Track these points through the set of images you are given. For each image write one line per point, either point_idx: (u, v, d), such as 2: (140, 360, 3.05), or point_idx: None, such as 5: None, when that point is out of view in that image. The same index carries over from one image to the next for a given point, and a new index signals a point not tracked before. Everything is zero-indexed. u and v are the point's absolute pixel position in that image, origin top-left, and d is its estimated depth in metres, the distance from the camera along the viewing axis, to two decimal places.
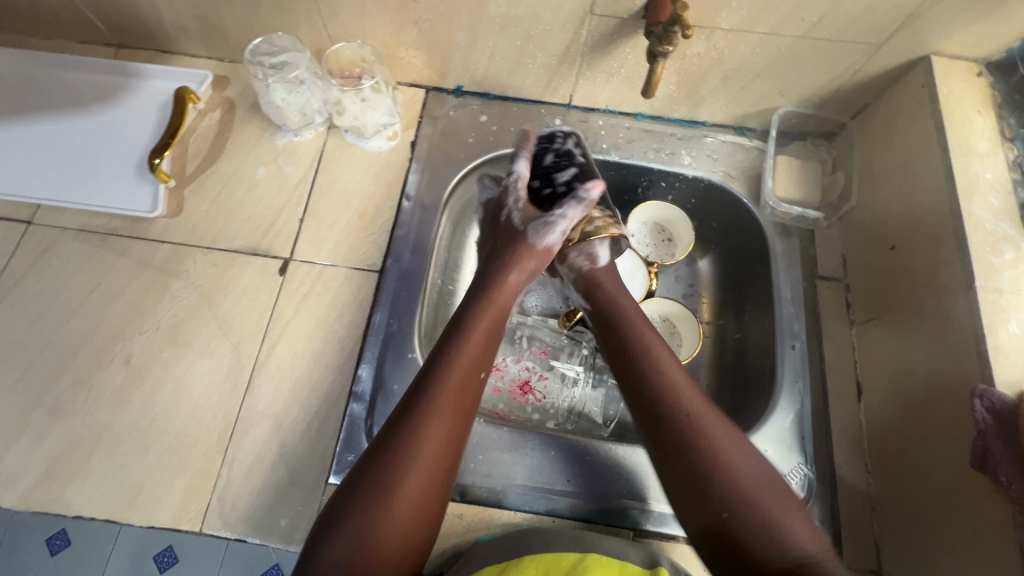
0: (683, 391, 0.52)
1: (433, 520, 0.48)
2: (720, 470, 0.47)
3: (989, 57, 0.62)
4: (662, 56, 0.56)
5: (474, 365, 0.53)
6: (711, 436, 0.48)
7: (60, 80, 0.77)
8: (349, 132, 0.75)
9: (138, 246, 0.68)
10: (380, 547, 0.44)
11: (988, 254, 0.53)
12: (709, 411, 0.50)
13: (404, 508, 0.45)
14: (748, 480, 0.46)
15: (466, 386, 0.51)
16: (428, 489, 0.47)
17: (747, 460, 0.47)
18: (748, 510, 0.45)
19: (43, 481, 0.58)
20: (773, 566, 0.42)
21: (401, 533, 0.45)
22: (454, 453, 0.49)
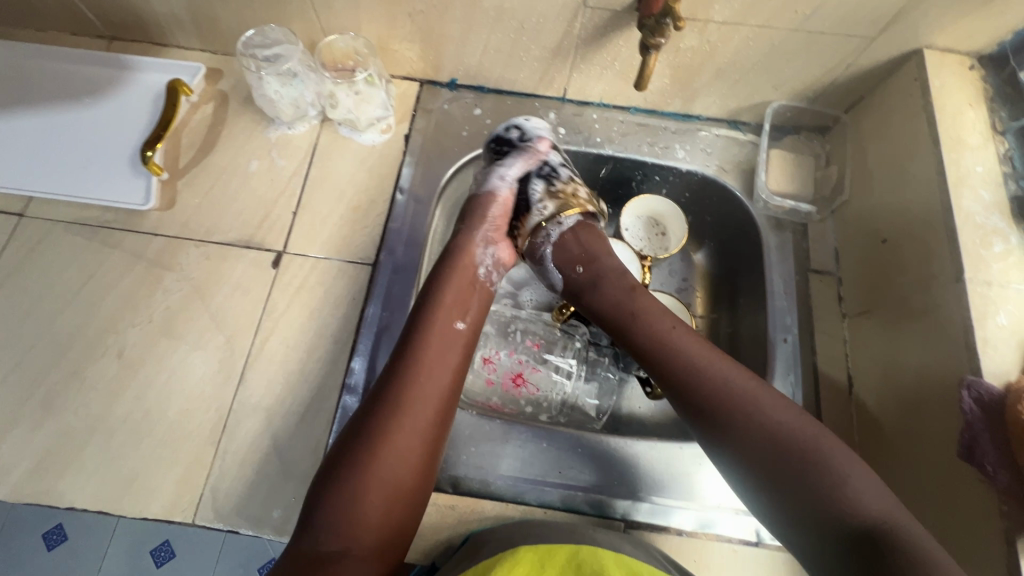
0: (708, 366, 0.53)
1: (424, 480, 0.51)
2: (768, 440, 0.49)
3: (981, 51, 0.62)
4: (655, 49, 0.56)
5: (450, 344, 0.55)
6: (750, 409, 0.50)
7: (53, 72, 0.76)
8: (343, 125, 0.75)
9: (131, 238, 0.68)
10: (368, 503, 0.47)
11: (978, 246, 0.53)
12: (750, 391, 0.51)
13: (390, 467, 0.48)
14: (802, 445, 0.48)
15: (444, 353, 0.54)
16: (414, 450, 0.50)
17: (792, 424, 0.49)
18: (809, 474, 0.47)
19: (36, 473, 0.58)
20: (848, 529, 0.45)
21: (385, 492, 0.48)
22: (441, 417, 0.52)
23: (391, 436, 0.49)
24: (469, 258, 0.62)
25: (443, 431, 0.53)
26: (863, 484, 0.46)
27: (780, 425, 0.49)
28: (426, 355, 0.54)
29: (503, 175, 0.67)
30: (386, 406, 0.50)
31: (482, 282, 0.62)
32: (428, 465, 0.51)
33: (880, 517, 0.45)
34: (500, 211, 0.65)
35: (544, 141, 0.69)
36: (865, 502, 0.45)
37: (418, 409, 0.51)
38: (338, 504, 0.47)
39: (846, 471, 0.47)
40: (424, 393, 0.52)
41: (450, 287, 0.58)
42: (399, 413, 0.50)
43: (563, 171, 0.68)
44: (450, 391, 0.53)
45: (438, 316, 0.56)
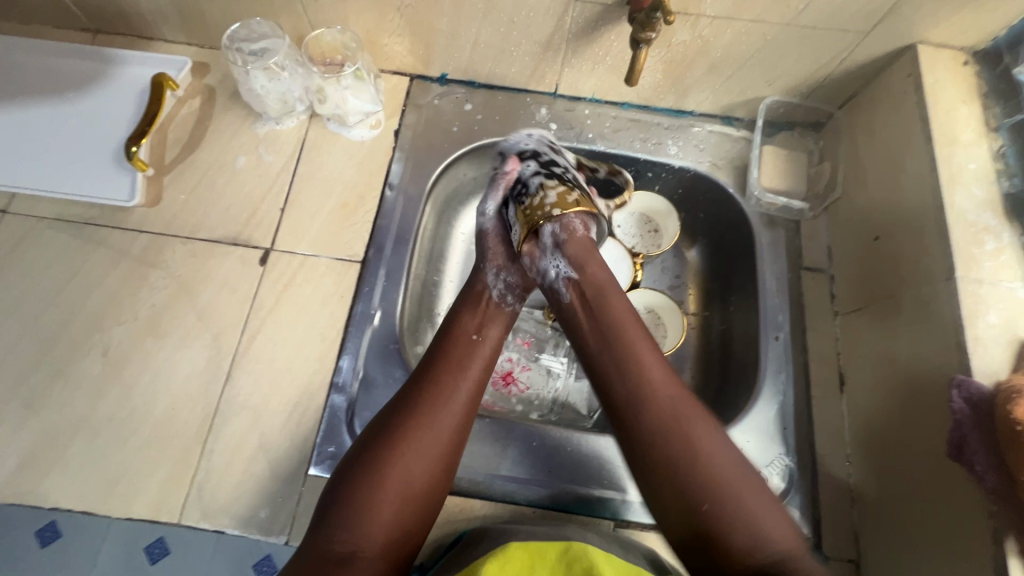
0: (651, 370, 0.50)
1: (440, 485, 0.49)
2: (694, 460, 0.45)
3: (975, 46, 0.61)
4: (645, 44, 0.56)
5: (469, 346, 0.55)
6: (683, 423, 0.47)
7: (36, 66, 0.75)
8: (331, 120, 0.74)
9: (116, 235, 0.67)
10: (383, 502, 0.46)
11: (969, 244, 0.53)
12: (685, 404, 0.48)
13: (408, 467, 0.47)
14: (722, 470, 0.45)
15: (468, 358, 0.54)
16: (434, 452, 0.49)
17: (719, 449, 0.46)
18: (726, 501, 0.44)
19: (19, 473, 0.58)
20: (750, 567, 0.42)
21: (401, 490, 0.47)
22: (463, 422, 0.51)
23: (412, 435, 0.49)
24: (486, 275, 0.61)
25: (463, 438, 0.51)
26: (769, 517, 0.44)
27: (708, 447, 0.46)
28: (450, 359, 0.54)
29: (483, 210, 0.66)
30: (409, 406, 0.50)
31: (501, 300, 0.60)
32: (447, 470, 0.50)
33: (786, 557, 0.42)
34: (491, 241, 0.64)
35: (512, 161, 0.66)
36: (769, 536, 0.43)
37: (440, 411, 0.50)
38: (354, 500, 0.46)
39: (756, 505, 0.44)
40: (447, 395, 0.51)
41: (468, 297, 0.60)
42: (421, 413, 0.50)
43: (534, 181, 0.63)
44: (474, 398, 0.52)
45: (463, 323, 0.57)
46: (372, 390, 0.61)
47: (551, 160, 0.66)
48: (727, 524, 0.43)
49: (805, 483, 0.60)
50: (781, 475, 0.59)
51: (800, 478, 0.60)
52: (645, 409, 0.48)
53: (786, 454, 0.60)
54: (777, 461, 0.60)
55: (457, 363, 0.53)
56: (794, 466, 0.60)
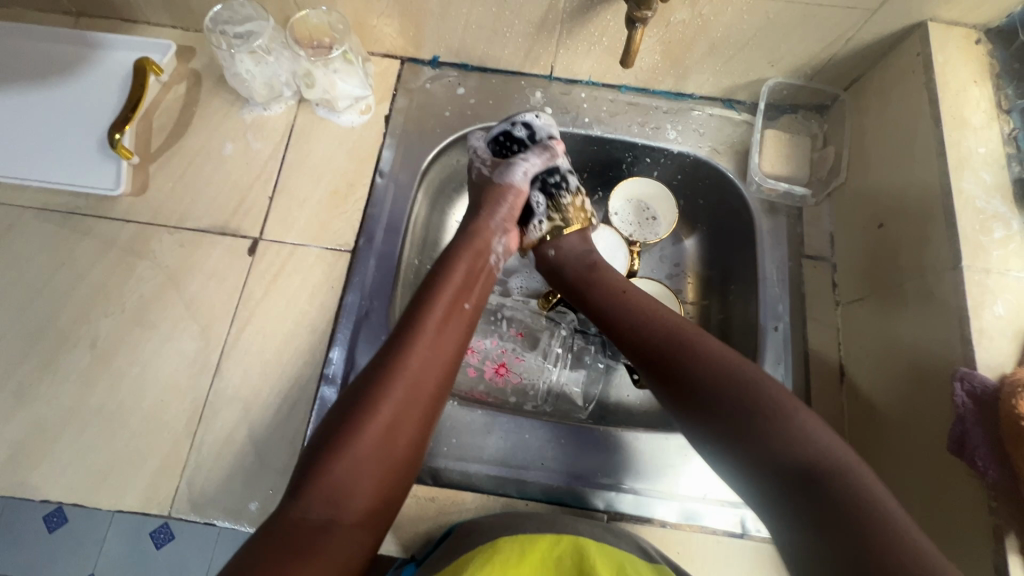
0: (665, 316, 0.55)
1: (415, 456, 0.49)
2: (715, 373, 0.48)
3: (988, 23, 0.59)
4: (640, 22, 0.53)
5: (446, 316, 0.54)
6: (697, 351, 0.50)
7: (18, 50, 0.73)
8: (320, 105, 0.72)
9: (102, 225, 0.66)
10: (358, 473, 0.45)
11: (977, 232, 0.51)
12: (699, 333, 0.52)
13: (387, 437, 0.47)
14: (747, 386, 0.47)
15: (445, 330, 0.53)
16: (410, 423, 0.49)
17: (740, 365, 0.49)
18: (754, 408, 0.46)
19: (9, 465, 0.57)
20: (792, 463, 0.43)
21: (377, 461, 0.46)
22: (436, 394, 0.51)
23: (392, 405, 0.48)
24: (485, 241, 0.60)
25: (437, 409, 0.51)
26: (813, 424, 0.45)
27: (731, 363, 0.49)
28: (427, 330, 0.52)
29: (524, 169, 0.63)
30: (385, 378, 0.49)
31: (488, 267, 0.60)
32: (421, 440, 0.50)
33: (826, 454, 0.43)
34: (513, 204, 0.62)
35: (561, 143, 0.65)
36: (813, 435, 0.44)
37: (421, 376, 0.50)
38: (328, 470, 0.45)
39: (789, 408, 0.46)
40: (422, 366, 0.50)
41: (458, 269, 0.56)
42: (399, 385, 0.49)
43: (574, 180, 0.65)
44: (449, 370, 0.52)
45: (443, 296, 0.54)
46: None
47: (574, 163, 0.69)
48: (758, 431, 0.45)
49: None
50: None
51: None
52: (659, 345, 0.52)
53: None
54: None
55: (434, 335, 0.52)
56: None
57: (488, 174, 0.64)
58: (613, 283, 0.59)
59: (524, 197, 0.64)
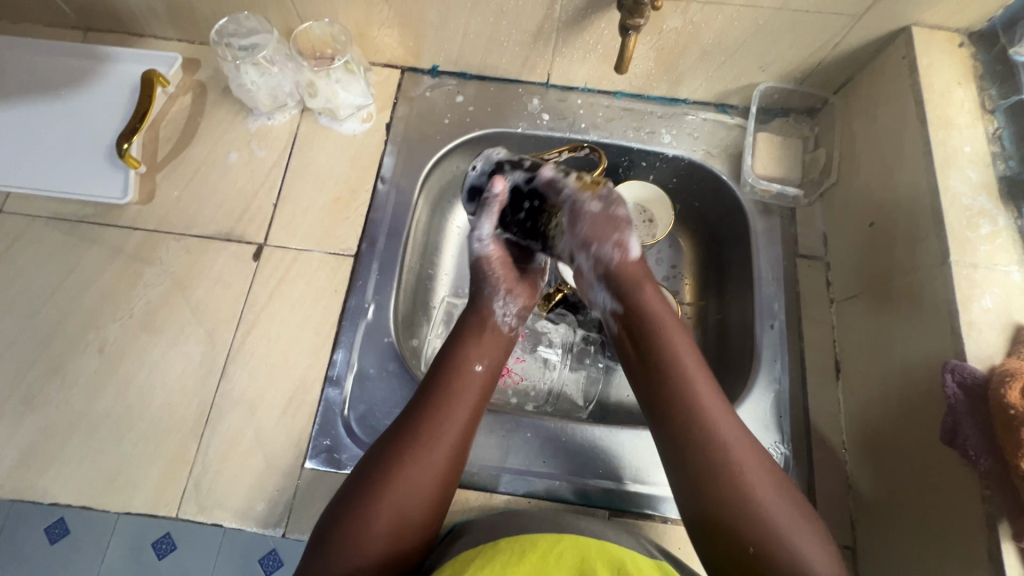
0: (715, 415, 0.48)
1: (434, 517, 0.49)
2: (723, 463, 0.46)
3: (971, 27, 0.60)
4: (633, 30, 0.55)
5: (468, 375, 0.53)
6: (716, 428, 0.48)
7: (29, 64, 0.75)
8: (322, 114, 0.74)
9: (110, 233, 0.68)
10: (376, 531, 0.46)
11: (964, 228, 0.52)
12: (713, 392, 0.50)
13: (405, 496, 0.47)
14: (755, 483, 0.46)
15: (465, 390, 0.53)
16: (427, 486, 0.48)
17: (752, 462, 0.47)
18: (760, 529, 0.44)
19: (20, 469, 0.58)
20: None
21: (395, 520, 0.46)
22: (457, 454, 0.50)
23: (411, 470, 0.48)
24: (487, 309, 0.58)
25: (457, 470, 0.51)
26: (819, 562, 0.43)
27: (743, 457, 0.47)
28: (448, 392, 0.52)
29: (479, 237, 0.60)
30: (406, 437, 0.49)
31: (500, 329, 0.58)
32: (442, 501, 0.49)
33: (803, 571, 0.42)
34: (503, 261, 0.60)
35: (497, 181, 0.58)
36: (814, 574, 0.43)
37: (435, 452, 0.49)
38: (349, 527, 0.46)
39: (791, 538, 0.44)
40: (441, 428, 0.50)
41: (475, 330, 0.57)
42: (417, 448, 0.49)
43: (550, 171, 0.57)
44: (469, 429, 0.52)
45: (463, 352, 0.55)
46: (366, 383, 0.61)
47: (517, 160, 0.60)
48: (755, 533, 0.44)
49: (801, 470, 0.60)
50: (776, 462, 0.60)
51: (795, 465, 0.60)
52: (693, 454, 0.47)
53: (782, 442, 0.60)
54: (773, 449, 0.60)
55: (453, 394, 0.52)
56: (790, 453, 0.60)
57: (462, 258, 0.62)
58: (661, 360, 0.51)
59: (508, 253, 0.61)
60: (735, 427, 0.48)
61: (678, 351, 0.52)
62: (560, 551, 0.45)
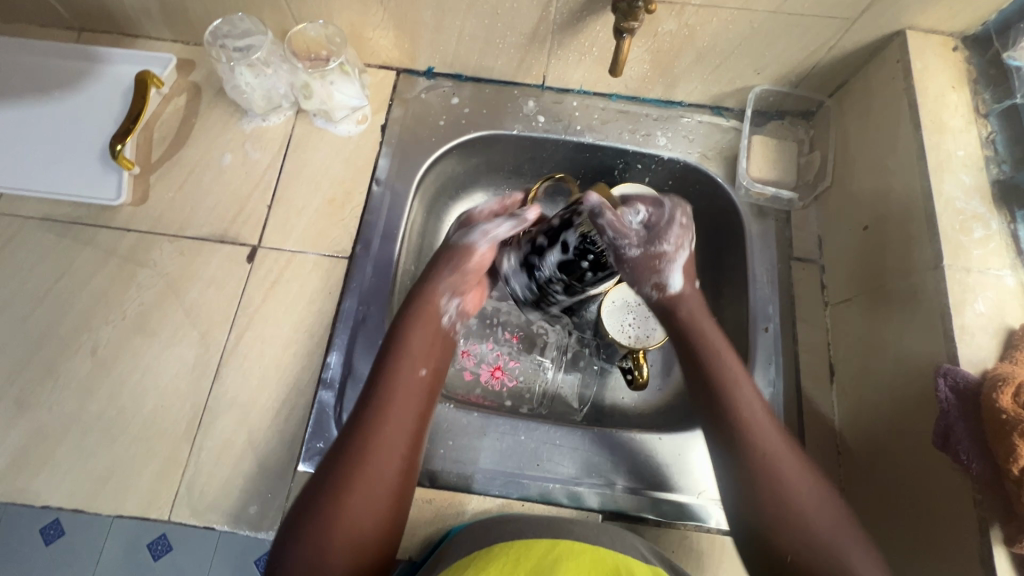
0: (790, 467, 0.48)
1: (391, 537, 0.48)
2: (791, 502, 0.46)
3: (964, 32, 0.61)
4: (628, 33, 0.55)
5: (410, 383, 0.52)
6: (782, 467, 0.47)
7: (23, 65, 0.75)
8: (317, 116, 0.73)
9: (104, 235, 0.67)
10: (333, 561, 0.44)
11: (957, 232, 0.52)
12: (774, 430, 0.50)
13: (358, 521, 0.45)
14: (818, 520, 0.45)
15: (409, 401, 0.51)
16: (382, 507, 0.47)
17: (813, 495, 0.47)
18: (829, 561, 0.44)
19: (11, 471, 0.58)
20: None
21: (350, 548, 0.45)
22: (407, 461, 0.49)
23: (359, 493, 0.46)
24: (433, 305, 0.57)
25: (409, 475, 0.50)
26: None
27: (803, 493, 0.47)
28: (389, 401, 0.50)
29: (485, 232, 0.60)
30: (348, 459, 0.47)
31: (446, 330, 0.58)
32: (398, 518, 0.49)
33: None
34: (477, 264, 0.60)
35: (534, 209, 0.60)
36: None
37: (385, 466, 0.48)
38: (305, 561, 0.44)
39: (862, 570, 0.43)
40: (383, 439, 0.48)
41: (413, 334, 0.55)
42: (362, 470, 0.47)
43: (595, 199, 0.53)
44: (416, 434, 0.51)
45: (402, 359, 0.53)
46: (359, 385, 0.61)
47: (547, 241, 0.57)
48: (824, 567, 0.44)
49: None
50: None
51: None
52: (766, 511, 0.46)
53: None
54: None
55: (394, 407, 0.50)
56: None
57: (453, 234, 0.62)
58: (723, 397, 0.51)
59: (489, 258, 0.61)
60: (816, 489, 0.47)
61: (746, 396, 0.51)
62: (551, 554, 0.45)
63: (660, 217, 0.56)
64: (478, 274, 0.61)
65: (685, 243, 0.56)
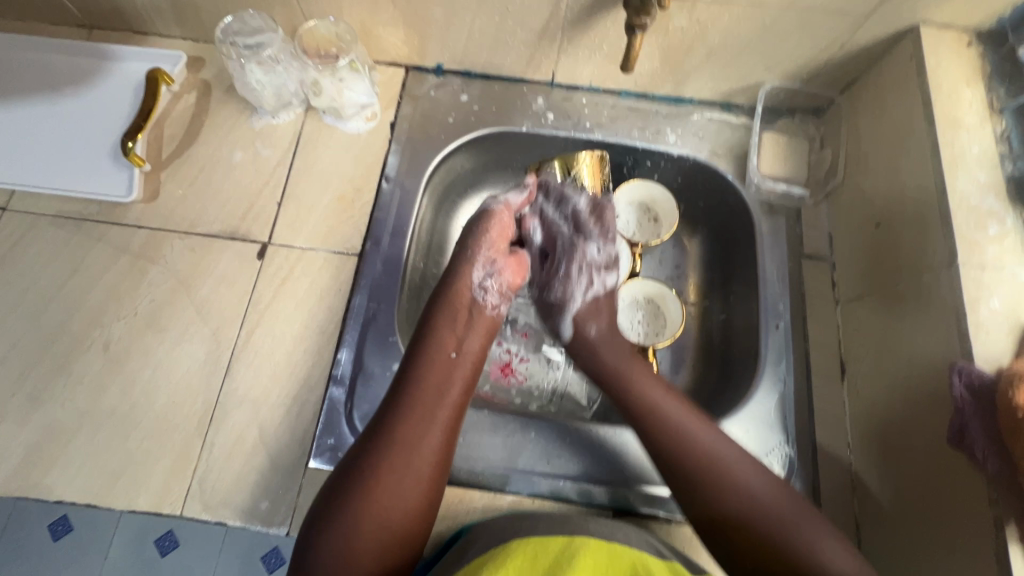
0: (731, 463, 0.51)
1: (422, 524, 0.48)
2: (732, 493, 0.50)
3: (979, 27, 0.60)
4: (640, 29, 0.55)
5: (448, 353, 0.54)
6: (722, 463, 0.51)
7: (34, 63, 0.75)
8: (327, 113, 0.73)
9: (115, 231, 0.68)
10: (363, 544, 0.45)
11: (972, 229, 0.52)
12: (701, 426, 0.54)
13: (386, 502, 0.47)
14: (765, 501, 0.49)
15: (444, 386, 0.52)
16: (413, 490, 0.48)
17: (755, 478, 0.51)
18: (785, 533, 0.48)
19: (25, 466, 0.59)
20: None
21: (379, 531, 0.46)
22: (451, 421, 0.51)
23: (400, 449, 0.48)
24: (466, 282, 0.59)
25: (453, 437, 0.51)
26: (836, 550, 0.47)
27: (744, 478, 0.50)
28: (429, 366, 0.53)
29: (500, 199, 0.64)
30: (380, 442, 0.49)
31: (482, 306, 0.59)
32: (430, 505, 0.49)
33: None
34: (498, 230, 0.62)
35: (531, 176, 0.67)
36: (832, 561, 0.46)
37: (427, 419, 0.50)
38: (338, 551, 0.45)
39: (818, 540, 0.47)
40: (425, 398, 0.51)
41: (449, 311, 0.57)
42: (399, 453, 0.48)
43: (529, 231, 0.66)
44: (457, 400, 0.53)
45: (440, 330, 0.56)
46: (370, 382, 0.61)
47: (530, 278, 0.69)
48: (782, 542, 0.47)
49: (805, 470, 0.59)
50: (781, 464, 0.59)
51: (800, 465, 0.60)
52: (721, 500, 0.50)
53: (787, 443, 0.60)
54: (778, 450, 0.60)
55: (434, 394, 0.52)
56: (795, 454, 0.60)
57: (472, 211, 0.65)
58: (650, 404, 0.56)
59: (506, 220, 0.63)
60: (756, 475, 0.51)
61: (665, 406, 0.55)
62: (567, 549, 0.45)
63: (563, 241, 0.64)
64: (502, 239, 0.62)
65: (586, 279, 0.64)
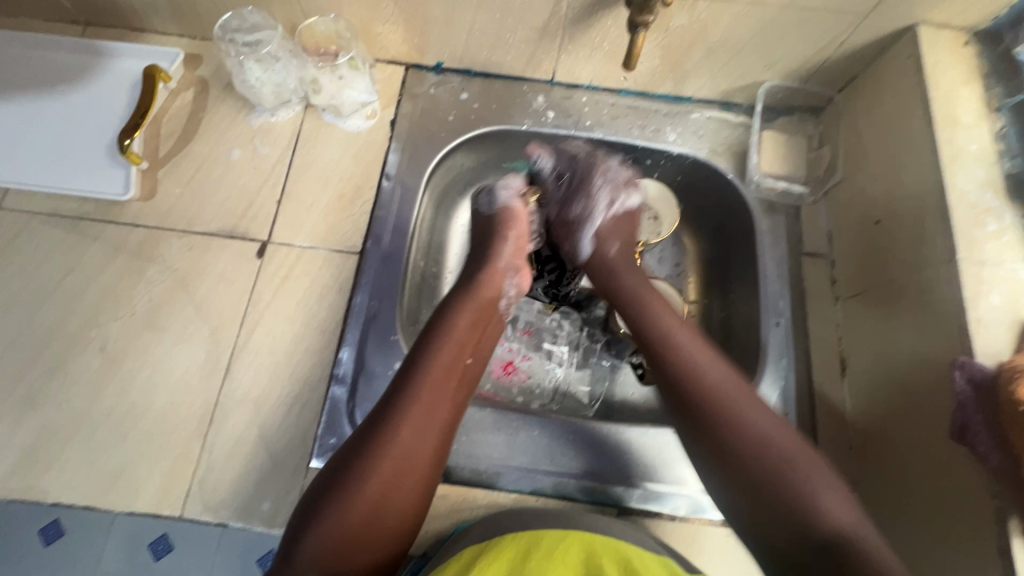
0: (739, 403, 0.49)
1: (415, 514, 0.49)
2: (729, 424, 0.49)
3: (976, 26, 0.61)
4: (643, 27, 0.55)
5: (455, 353, 0.53)
6: (723, 398, 0.50)
7: (27, 60, 0.74)
8: (326, 111, 0.73)
9: (112, 230, 0.67)
10: (356, 533, 0.45)
11: (972, 226, 0.53)
12: (707, 358, 0.53)
13: (383, 497, 0.46)
14: (768, 442, 0.47)
15: (447, 383, 0.52)
16: (410, 487, 0.48)
17: (759, 418, 0.49)
18: (782, 479, 0.46)
19: (21, 467, 0.58)
20: (809, 526, 0.44)
21: (372, 522, 0.46)
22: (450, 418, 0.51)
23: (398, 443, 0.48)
24: (494, 284, 0.59)
25: (451, 432, 0.52)
26: (836, 505, 0.44)
27: (744, 416, 0.49)
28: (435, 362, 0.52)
29: (505, 187, 0.65)
30: (377, 438, 0.48)
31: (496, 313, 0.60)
32: (424, 500, 0.50)
33: (844, 536, 0.43)
34: (518, 230, 0.63)
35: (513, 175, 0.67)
36: (826, 513, 0.44)
37: (427, 415, 0.50)
38: (327, 541, 0.45)
39: (818, 490, 0.45)
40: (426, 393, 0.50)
41: (467, 312, 0.56)
42: (395, 447, 0.47)
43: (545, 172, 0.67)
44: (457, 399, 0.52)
45: (448, 325, 0.55)
46: (371, 382, 0.61)
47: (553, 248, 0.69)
48: (779, 486, 0.46)
49: None
50: None
51: None
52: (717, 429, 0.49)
53: None
54: None
55: (436, 390, 0.51)
56: None
57: (485, 205, 0.65)
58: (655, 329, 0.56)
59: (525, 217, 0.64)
60: (757, 409, 0.49)
61: (680, 340, 0.54)
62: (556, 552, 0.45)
63: (595, 156, 0.66)
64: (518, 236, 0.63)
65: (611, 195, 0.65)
